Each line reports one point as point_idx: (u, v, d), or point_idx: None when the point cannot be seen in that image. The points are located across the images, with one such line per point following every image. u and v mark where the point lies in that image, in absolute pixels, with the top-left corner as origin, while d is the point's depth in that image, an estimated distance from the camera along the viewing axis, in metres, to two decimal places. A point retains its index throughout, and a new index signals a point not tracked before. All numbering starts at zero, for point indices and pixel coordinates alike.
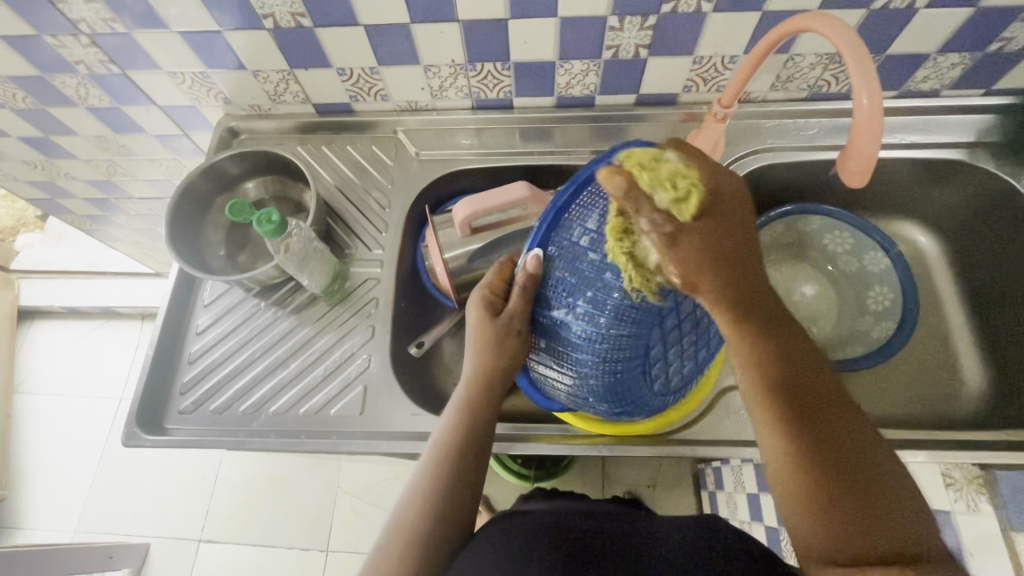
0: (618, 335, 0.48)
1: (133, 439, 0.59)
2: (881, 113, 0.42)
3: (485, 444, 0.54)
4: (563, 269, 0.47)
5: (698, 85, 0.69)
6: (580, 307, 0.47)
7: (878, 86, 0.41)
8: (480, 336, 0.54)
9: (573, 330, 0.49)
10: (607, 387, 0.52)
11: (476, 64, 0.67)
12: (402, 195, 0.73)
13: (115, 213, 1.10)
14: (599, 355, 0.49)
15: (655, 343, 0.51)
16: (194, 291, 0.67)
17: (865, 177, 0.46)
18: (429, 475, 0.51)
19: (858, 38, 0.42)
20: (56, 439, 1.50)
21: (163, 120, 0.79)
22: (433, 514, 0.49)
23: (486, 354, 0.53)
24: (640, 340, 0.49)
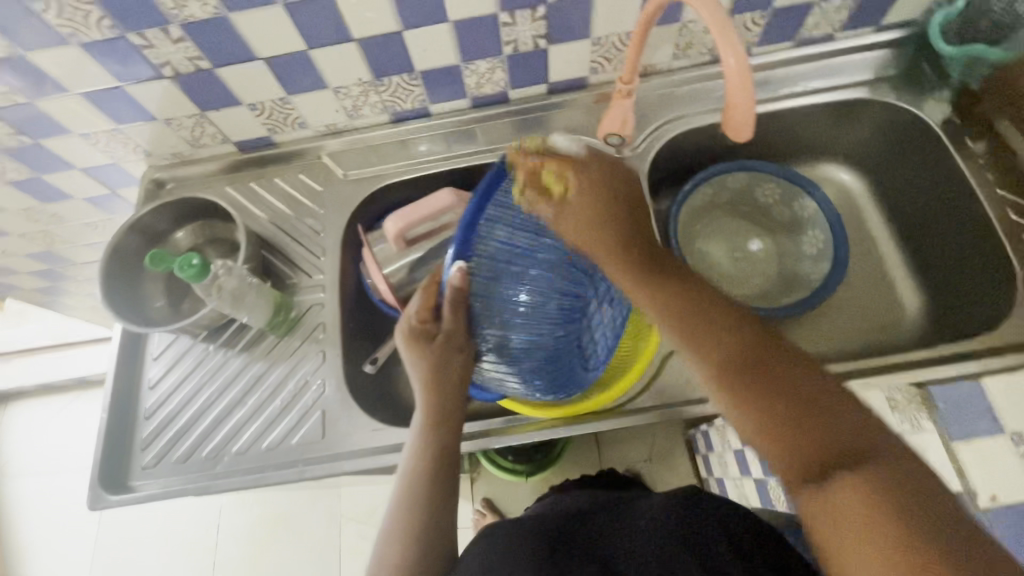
0: (548, 332, 0.54)
1: (98, 501, 0.59)
2: (748, 72, 0.44)
3: (457, 454, 0.53)
4: (485, 273, 0.49)
5: (603, 65, 0.71)
6: (508, 316, 0.52)
7: (740, 47, 0.43)
8: (421, 364, 0.55)
9: (505, 337, 0.54)
10: (547, 375, 0.57)
11: (383, 79, 0.68)
12: (335, 218, 0.74)
13: (65, 283, 1.08)
14: (536, 350, 0.54)
15: (581, 330, 0.58)
16: (142, 345, 0.67)
17: (749, 133, 0.48)
18: (407, 497, 0.51)
19: (717, 4, 0.44)
20: (50, 519, 1.48)
21: (88, 183, 0.79)
22: (416, 537, 0.49)
23: (438, 372, 0.55)
24: (569, 329, 0.56)
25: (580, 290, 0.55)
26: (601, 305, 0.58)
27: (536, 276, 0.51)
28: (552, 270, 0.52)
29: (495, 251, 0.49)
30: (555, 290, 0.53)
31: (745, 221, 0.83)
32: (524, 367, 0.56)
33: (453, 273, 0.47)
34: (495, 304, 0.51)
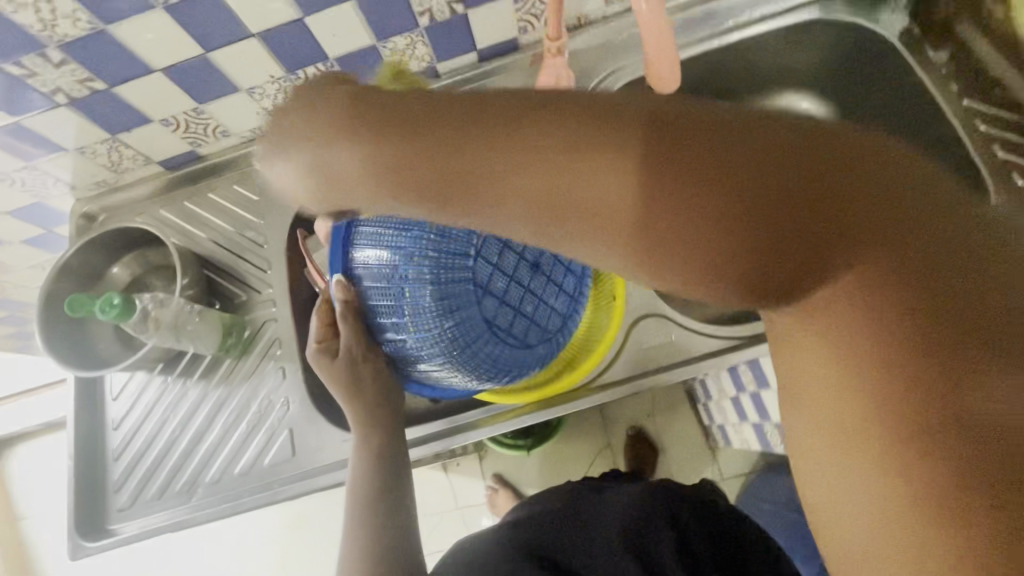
0: (444, 326, 0.49)
1: (79, 550, 0.59)
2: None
3: (403, 469, 0.54)
4: (368, 283, 0.51)
5: (532, 22, 0.66)
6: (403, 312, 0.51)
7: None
8: (333, 380, 0.53)
9: (410, 335, 0.51)
10: (475, 363, 0.52)
11: (297, 72, 0.63)
12: (276, 226, 0.70)
13: (33, 327, 1.06)
14: (438, 346, 0.51)
15: (499, 311, 0.52)
16: (99, 387, 0.65)
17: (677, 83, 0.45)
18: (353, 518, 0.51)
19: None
20: None
21: (19, 225, 0.75)
22: (373, 554, 0.49)
23: (354, 387, 0.53)
24: (472, 315, 0.50)
25: (480, 274, 0.50)
26: (513, 278, 0.52)
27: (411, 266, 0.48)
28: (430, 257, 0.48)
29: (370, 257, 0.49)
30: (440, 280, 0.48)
31: None
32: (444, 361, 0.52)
33: (334, 285, 0.51)
34: (387, 303, 0.51)
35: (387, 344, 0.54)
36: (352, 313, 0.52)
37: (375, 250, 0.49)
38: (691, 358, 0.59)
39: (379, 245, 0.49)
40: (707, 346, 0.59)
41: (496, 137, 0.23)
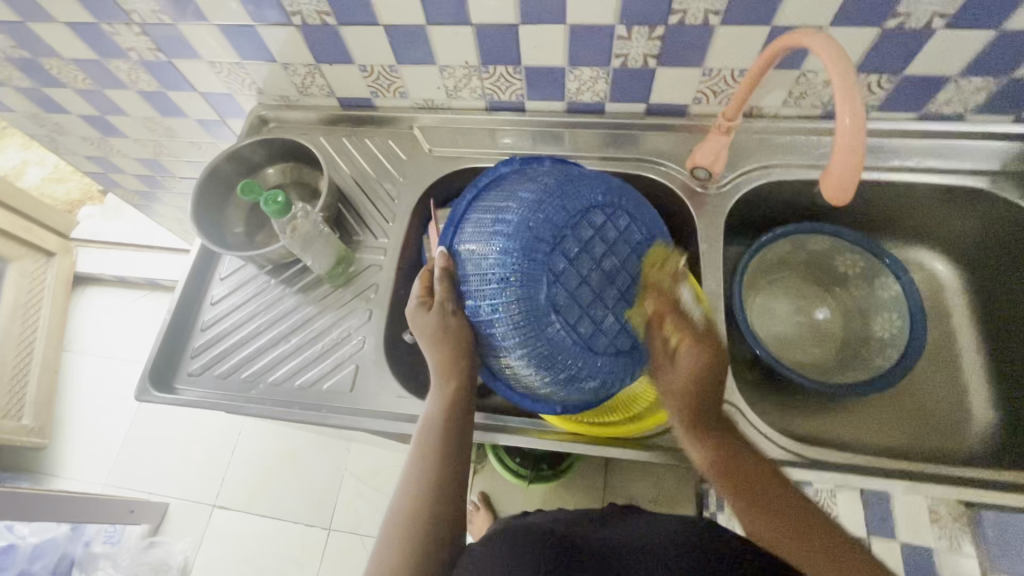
0: (520, 295, 0.51)
1: (144, 394, 0.64)
2: (862, 134, 0.42)
3: (467, 432, 0.55)
4: (464, 264, 0.55)
5: (708, 97, 0.69)
6: (485, 284, 0.53)
7: (860, 107, 0.41)
8: (426, 330, 0.56)
9: (488, 306, 0.53)
10: (538, 347, 0.52)
11: (489, 66, 0.69)
12: (411, 188, 0.76)
13: (160, 192, 1.18)
14: (506, 315, 0.52)
15: (567, 300, 0.54)
16: (214, 264, 0.72)
17: (847, 196, 0.46)
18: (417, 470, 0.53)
19: (845, 55, 0.42)
20: (98, 398, 1.65)
21: (203, 106, 0.85)
22: (427, 497, 0.51)
23: (450, 336, 0.55)
24: (543, 294, 0.52)
25: (559, 260, 0.54)
26: (585, 282, 0.55)
27: (505, 252, 0.52)
28: (524, 245, 0.52)
29: (474, 248, 0.54)
30: (527, 251, 0.52)
31: (817, 287, 0.79)
32: (514, 338, 0.52)
33: (437, 257, 0.56)
34: (476, 279, 0.54)
35: (467, 313, 0.55)
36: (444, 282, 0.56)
37: (477, 240, 0.54)
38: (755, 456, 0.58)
39: (482, 237, 0.54)
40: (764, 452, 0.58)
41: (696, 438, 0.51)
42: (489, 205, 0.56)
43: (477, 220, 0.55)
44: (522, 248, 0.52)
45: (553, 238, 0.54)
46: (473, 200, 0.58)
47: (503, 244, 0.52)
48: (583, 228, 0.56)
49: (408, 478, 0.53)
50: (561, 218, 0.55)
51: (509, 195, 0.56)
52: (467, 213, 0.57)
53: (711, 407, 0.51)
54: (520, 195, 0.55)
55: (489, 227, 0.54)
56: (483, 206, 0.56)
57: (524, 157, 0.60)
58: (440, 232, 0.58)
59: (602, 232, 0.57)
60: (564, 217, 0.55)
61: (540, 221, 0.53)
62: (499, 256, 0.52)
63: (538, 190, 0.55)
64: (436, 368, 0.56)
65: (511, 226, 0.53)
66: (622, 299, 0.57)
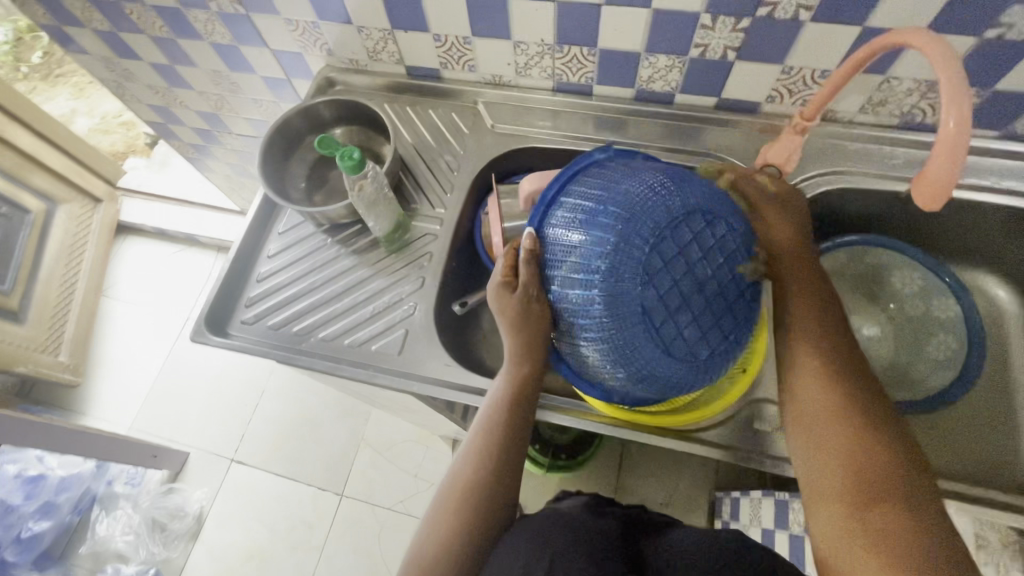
0: (610, 292, 0.50)
1: (199, 336, 0.66)
2: (965, 142, 0.41)
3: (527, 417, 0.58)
4: (553, 250, 0.55)
5: (783, 96, 0.68)
6: (575, 273, 0.53)
7: (967, 112, 0.40)
8: (503, 312, 0.58)
9: (577, 295, 0.53)
10: (619, 345, 0.51)
11: (564, 46, 0.69)
12: (472, 162, 0.76)
13: (214, 146, 1.20)
14: (592, 309, 0.51)
15: (660, 304, 0.50)
16: (273, 218, 0.74)
17: (942, 200, 0.45)
18: (476, 449, 0.56)
19: (955, 57, 0.41)
20: (130, 344, 1.70)
21: (272, 64, 0.86)
22: (490, 470, 0.55)
23: (531, 327, 0.56)
24: (635, 293, 0.50)
25: (654, 258, 0.50)
26: (677, 286, 0.50)
27: (597, 243, 0.51)
28: (621, 241, 0.50)
29: (564, 234, 0.54)
30: (620, 245, 0.50)
31: (873, 303, 0.75)
32: (592, 330, 0.52)
33: (523, 236, 0.57)
34: (565, 264, 0.53)
35: (552, 298, 0.56)
36: (530, 267, 0.56)
37: (569, 227, 0.54)
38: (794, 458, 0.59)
39: (576, 225, 0.53)
40: None
41: (819, 347, 0.52)
42: (583, 192, 0.55)
43: (573, 207, 0.54)
44: (618, 244, 0.50)
45: (652, 235, 0.50)
46: (565, 183, 0.58)
47: (597, 235, 0.51)
48: (685, 228, 0.51)
49: (474, 441, 0.57)
50: (665, 215, 0.51)
51: (609, 185, 0.54)
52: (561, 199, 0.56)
53: (829, 300, 0.55)
54: (623, 189, 0.53)
55: (584, 215, 0.53)
56: (578, 193, 0.56)
57: (623, 149, 0.59)
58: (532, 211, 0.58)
59: (702, 235, 0.52)
60: (665, 218, 0.51)
61: (639, 217, 0.51)
62: (592, 246, 0.51)
63: (636, 183, 0.53)
64: (511, 354, 0.58)
65: (608, 218, 0.51)
66: (713, 309, 0.52)
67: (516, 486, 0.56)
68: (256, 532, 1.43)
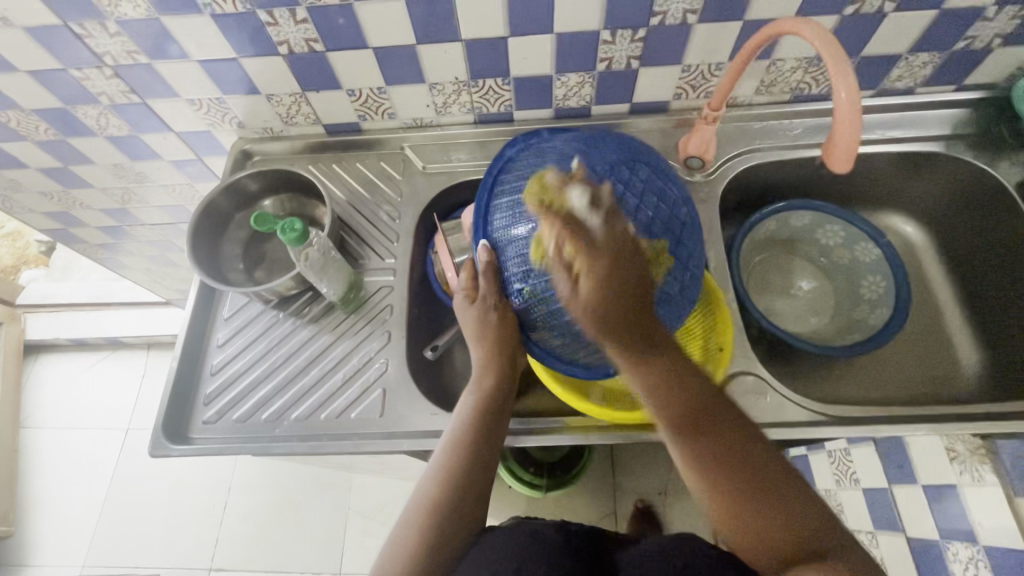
0: None
1: (159, 449, 0.60)
2: (859, 108, 0.46)
3: (498, 427, 0.56)
4: (503, 253, 0.53)
5: (688, 92, 0.73)
6: (529, 264, 0.51)
7: (855, 82, 0.45)
8: (467, 328, 0.59)
9: (545, 279, 0.51)
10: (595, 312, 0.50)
11: (479, 80, 0.70)
12: (411, 207, 0.76)
13: (126, 241, 1.12)
14: (558, 289, 0.50)
15: None
16: (215, 304, 0.70)
17: (852, 161, 0.50)
18: (443, 459, 0.54)
19: (836, 40, 0.46)
20: (65, 473, 1.52)
21: (179, 147, 0.82)
22: (457, 478, 0.52)
23: (499, 334, 0.58)
24: None
25: None
26: (633, 234, 0.50)
27: (541, 227, 0.50)
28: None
29: (509, 232, 0.52)
30: None
31: (805, 261, 0.83)
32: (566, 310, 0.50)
33: (481, 251, 0.54)
34: (520, 261, 0.51)
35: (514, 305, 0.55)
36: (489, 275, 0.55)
37: (510, 223, 0.52)
38: (776, 421, 0.61)
39: (514, 218, 0.52)
40: (799, 416, 0.62)
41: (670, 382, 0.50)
42: (511, 185, 0.54)
43: (508, 206, 0.53)
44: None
45: None
46: (491, 187, 0.57)
47: (539, 219, 0.50)
48: (614, 182, 0.51)
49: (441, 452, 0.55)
50: (591, 176, 0.50)
51: (535, 172, 0.53)
52: (496, 202, 0.55)
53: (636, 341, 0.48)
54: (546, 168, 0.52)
55: (520, 206, 0.52)
56: (505, 189, 0.55)
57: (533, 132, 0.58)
58: (472, 227, 0.56)
59: (634, 181, 0.51)
60: (595, 175, 0.51)
61: (569, 185, 0.50)
62: (538, 233, 0.50)
63: (554, 159, 0.53)
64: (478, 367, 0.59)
65: None
66: (672, 245, 0.52)
67: (484, 500, 0.53)
68: None
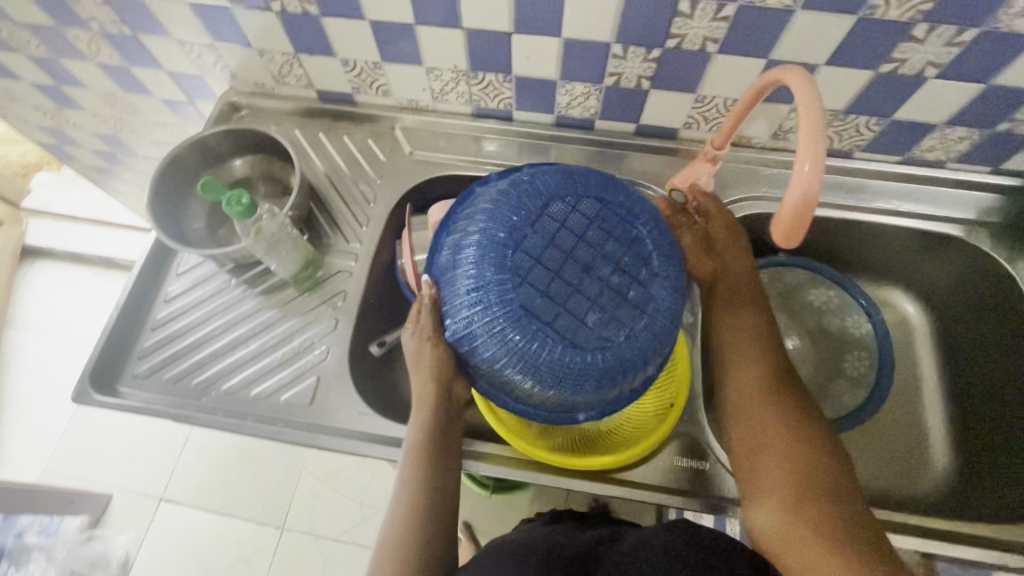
0: (493, 307, 0.46)
1: (82, 396, 0.60)
2: (818, 186, 0.42)
3: (453, 461, 0.54)
4: (441, 290, 0.51)
5: (699, 123, 0.68)
6: (459, 300, 0.48)
7: (822, 157, 0.41)
8: (411, 359, 0.54)
9: (462, 321, 0.49)
10: (524, 353, 0.46)
11: (479, 73, 0.66)
12: (389, 192, 0.73)
13: (120, 168, 1.10)
14: (484, 328, 0.47)
15: (550, 301, 0.46)
16: (170, 258, 0.68)
17: (796, 240, 0.46)
18: (402, 507, 0.51)
19: (820, 109, 0.42)
20: (41, 379, 1.56)
21: (170, 85, 0.79)
22: (417, 527, 0.50)
23: (437, 370, 0.52)
24: (517, 298, 0.46)
25: (521, 260, 0.47)
26: (559, 274, 0.47)
27: (469, 263, 0.48)
28: (486, 253, 0.47)
29: (447, 267, 0.50)
30: (485, 258, 0.47)
31: (794, 319, 0.76)
32: (490, 346, 0.47)
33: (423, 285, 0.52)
34: (450, 301, 0.49)
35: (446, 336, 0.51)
36: (431, 311, 0.52)
37: (448, 260, 0.50)
38: (713, 494, 0.59)
39: (451, 254, 0.50)
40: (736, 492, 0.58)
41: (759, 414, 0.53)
42: (456, 221, 0.52)
43: (447, 242, 0.51)
44: (479, 256, 0.48)
45: (514, 240, 0.48)
46: (443, 224, 0.54)
47: (465, 257, 0.48)
48: (549, 222, 0.49)
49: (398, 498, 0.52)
50: (528, 215, 0.49)
51: (476, 207, 0.51)
52: (442, 235, 0.53)
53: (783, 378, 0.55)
54: (479, 207, 0.50)
55: (456, 245, 0.50)
56: (450, 225, 0.52)
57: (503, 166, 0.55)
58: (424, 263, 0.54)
59: (573, 222, 0.49)
60: (521, 214, 0.49)
61: (499, 224, 0.48)
62: (466, 270, 0.48)
63: (496, 196, 0.50)
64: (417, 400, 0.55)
65: (472, 237, 0.49)
66: (613, 288, 0.48)
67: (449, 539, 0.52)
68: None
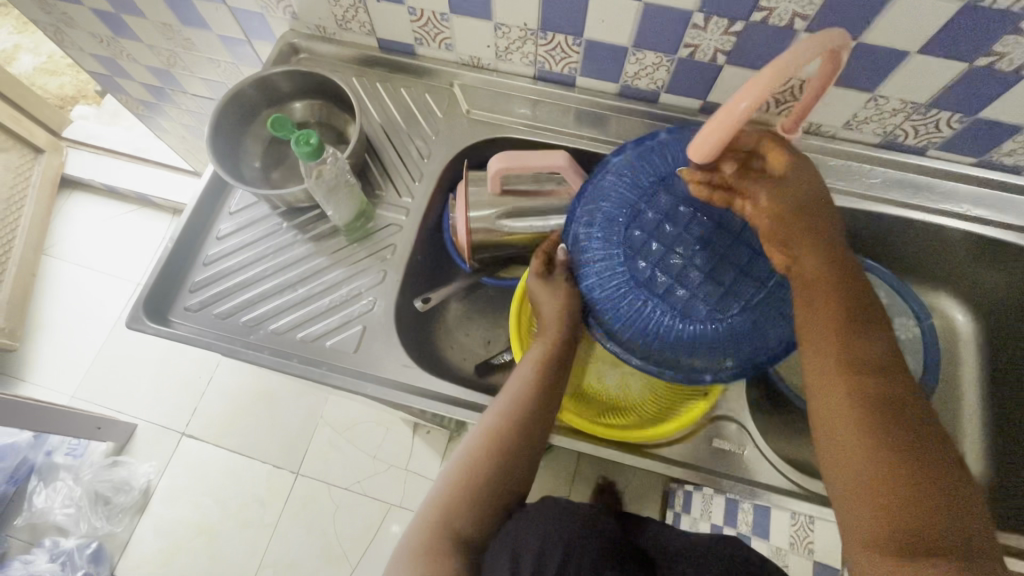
0: (609, 275, 0.50)
1: (136, 322, 0.61)
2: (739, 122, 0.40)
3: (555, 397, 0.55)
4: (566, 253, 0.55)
5: (768, 105, 0.66)
6: (579, 265, 0.53)
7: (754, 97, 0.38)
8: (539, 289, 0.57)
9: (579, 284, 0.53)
10: (631, 319, 0.49)
11: (548, 33, 0.64)
12: (443, 148, 0.72)
13: (167, 104, 1.10)
14: (599, 292, 0.51)
15: (664, 272, 0.48)
16: (225, 196, 0.68)
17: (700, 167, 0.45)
18: (496, 422, 0.53)
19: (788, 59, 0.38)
20: (74, 308, 1.60)
21: (229, 22, 0.78)
22: (505, 452, 0.51)
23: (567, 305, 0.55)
24: (632, 267, 0.49)
25: (640, 232, 0.49)
26: (672, 247, 0.49)
27: (590, 232, 0.52)
28: (606, 224, 0.51)
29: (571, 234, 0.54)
30: (609, 228, 0.51)
31: None
32: (602, 309, 0.51)
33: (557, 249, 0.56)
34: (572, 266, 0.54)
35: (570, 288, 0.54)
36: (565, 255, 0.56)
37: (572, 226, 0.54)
38: (746, 479, 0.59)
39: (576, 221, 0.54)
40: (770, 480, 0.58)
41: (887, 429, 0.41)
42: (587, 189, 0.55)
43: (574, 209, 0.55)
44: (599, 226, 0.51)
45: (632, 212, 0.50)
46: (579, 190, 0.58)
47: (588, 225, 0.52)
48: (666, 197, 0.50)
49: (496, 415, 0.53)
50: (653, 188, 0.51)
51: (605, 178, 0.54)
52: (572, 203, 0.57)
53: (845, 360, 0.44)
54: (608, 177, 0.53)
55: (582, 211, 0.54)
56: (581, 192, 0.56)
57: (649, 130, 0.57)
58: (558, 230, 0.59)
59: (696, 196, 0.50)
60: (640, 188, 0.51)
61: (621, 197, 0.51)
62: (588, 238, 0.52)
63: (624, 168, 0.53)
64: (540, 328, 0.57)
65: (596, 208, 0.52)
66: (727, 264, 0.48)
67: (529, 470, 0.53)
68: (206, 507, 1.39)
